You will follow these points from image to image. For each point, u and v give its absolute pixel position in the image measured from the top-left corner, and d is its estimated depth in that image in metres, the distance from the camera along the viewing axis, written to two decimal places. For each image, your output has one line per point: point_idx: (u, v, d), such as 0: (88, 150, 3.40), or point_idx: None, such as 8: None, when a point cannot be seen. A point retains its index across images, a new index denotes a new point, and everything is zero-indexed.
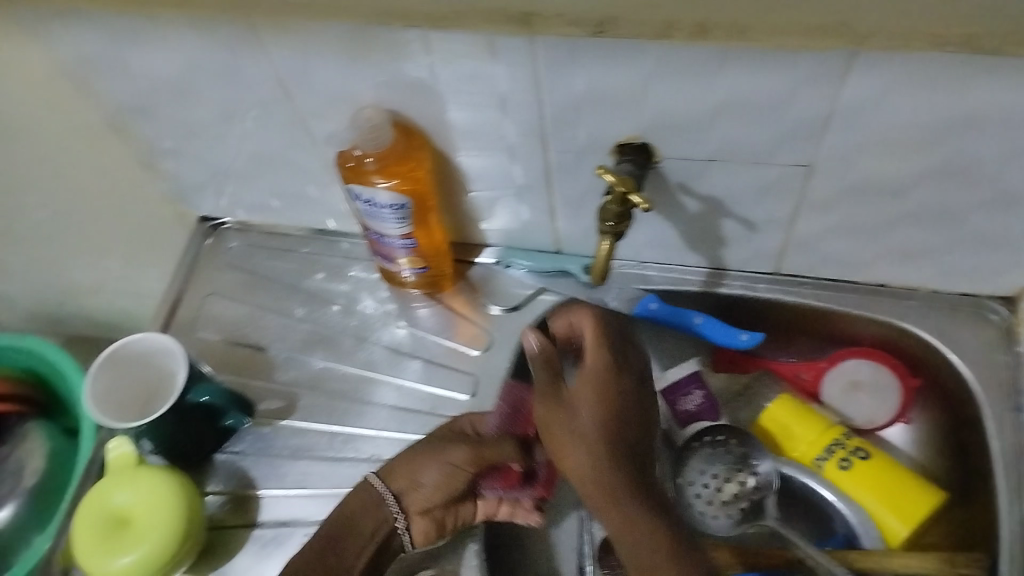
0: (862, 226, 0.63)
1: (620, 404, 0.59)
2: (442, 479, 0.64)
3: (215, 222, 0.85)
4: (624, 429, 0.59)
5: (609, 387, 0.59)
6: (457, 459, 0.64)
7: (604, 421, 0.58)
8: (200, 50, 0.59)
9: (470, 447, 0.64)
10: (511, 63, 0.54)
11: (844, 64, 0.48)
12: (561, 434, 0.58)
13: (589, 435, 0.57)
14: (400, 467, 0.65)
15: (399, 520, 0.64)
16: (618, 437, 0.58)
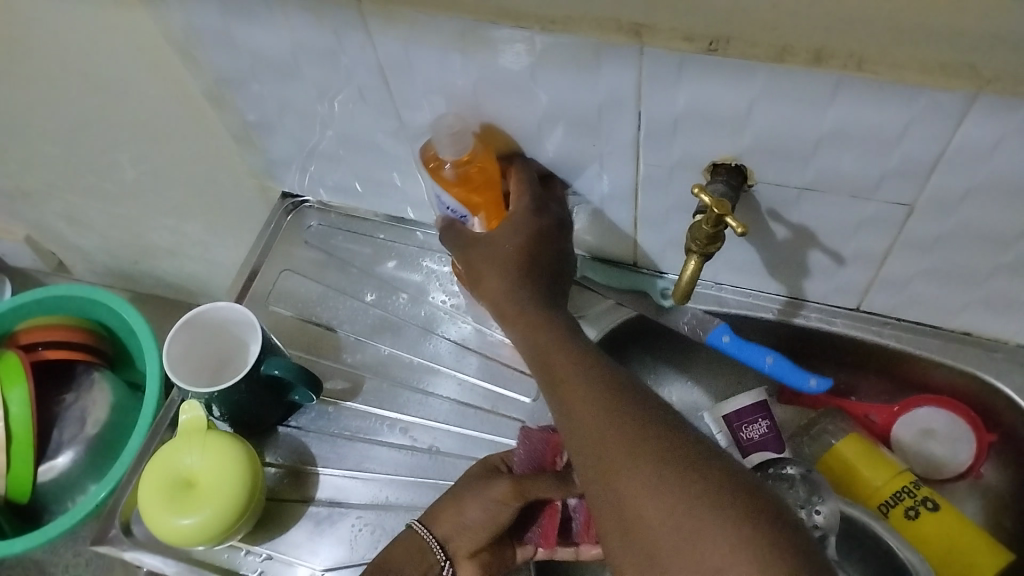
0: (957, 272, 0.60)
1: (533, 240, 0.62)
2: (488, 517, 0.62)
3: (297, 199, 0.86)
4: (537, 261, 0.62)
5: (527, 222, 0.62)
6: (499, 495, 0.62)
7: (510, 255, 0.61)
8: (307, 31, 0.60)
9: (512, 482, 0.63)
10: (614, 72, 0.53)
11: (965, 105, 0.46)
12: (482, 268, 0.62)
13: (498, 259, 0.61)
14: (444, 512, 0.63)
15: (447, 566, 0.62)
16: (528, 261, 0.61)
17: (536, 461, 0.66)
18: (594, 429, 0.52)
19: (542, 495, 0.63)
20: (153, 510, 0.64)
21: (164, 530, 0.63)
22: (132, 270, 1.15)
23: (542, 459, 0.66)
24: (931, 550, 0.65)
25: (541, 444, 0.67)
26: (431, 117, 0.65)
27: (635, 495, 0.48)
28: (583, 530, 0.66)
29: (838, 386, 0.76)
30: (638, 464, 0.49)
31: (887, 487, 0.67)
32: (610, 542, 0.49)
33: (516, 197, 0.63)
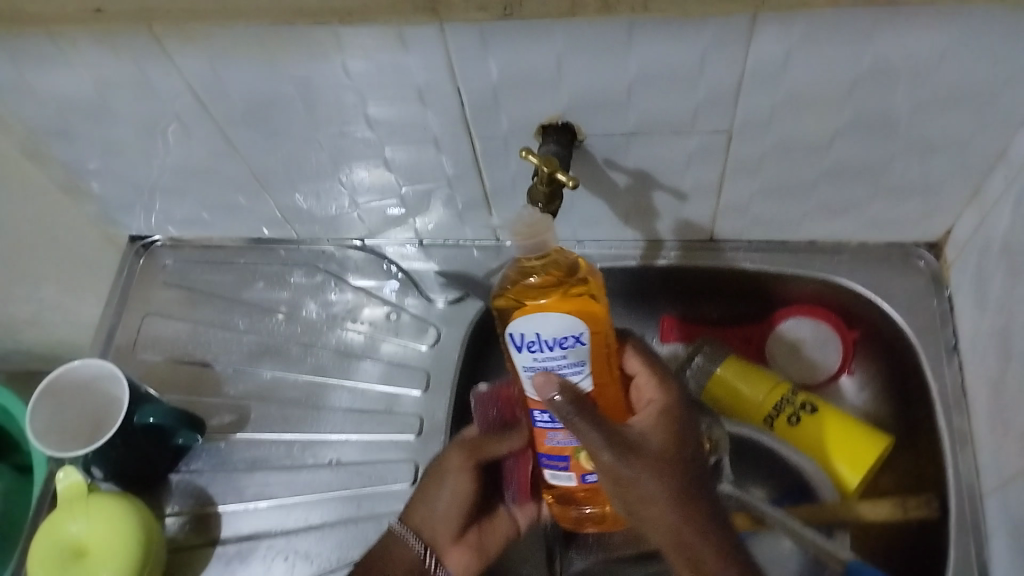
0: (787, 186, 0.64)
1: (689, 448, 0.54)
2: (454, 492, 0.62)
3: (147, 240, 0.83)
4: (694, 471, 0.53)
5: (678, 414, 0.55)
6: (455, 464, 0.62)
7: (669, 467, 0.52)
8: (109, 67, 0.58)
9: (461, 447, 0.62)
10: (422, 52, 0.53)
11: (748, 26, 0.49)
12: (640, 473, 0.51)
13: (655, 468, 0.52)
14: (413, 506, 0.63)
15: (431, 557, 0.61)
16: (685, 457, 0.53)
17: (497, 421, 0.63)
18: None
19: (497, 450, 0.62)
20: (41, 538, 0.63)
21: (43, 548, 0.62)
22: None
23: (505, 417, 0.63)
24: (818, 451, 0.68)
25: (494, 408, 0.64)
26: (259, 130, 0.64)
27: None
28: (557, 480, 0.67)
29: (713, 316, 0.79)
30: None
31: (768, 399, 0.70)
32: None
33: (657, 389, 0.57)
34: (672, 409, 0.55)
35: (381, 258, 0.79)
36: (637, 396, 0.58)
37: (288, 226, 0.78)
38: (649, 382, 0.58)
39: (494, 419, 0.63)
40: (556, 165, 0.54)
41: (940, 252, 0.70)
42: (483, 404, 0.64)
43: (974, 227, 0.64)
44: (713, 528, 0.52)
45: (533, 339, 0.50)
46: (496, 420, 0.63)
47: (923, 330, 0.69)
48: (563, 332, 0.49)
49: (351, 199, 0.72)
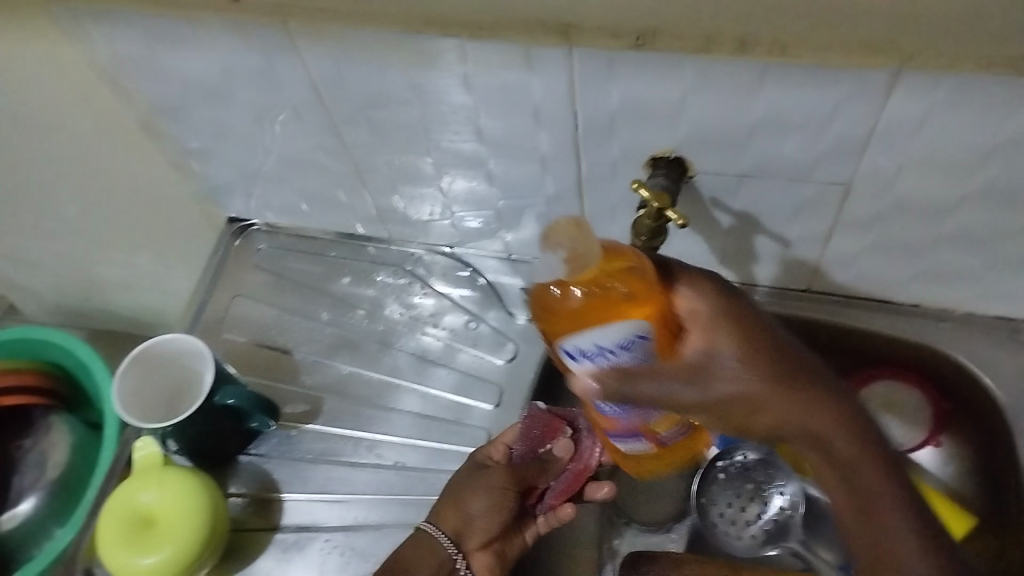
0: (899, 246, 0.61)
1: (768, 342, 0.49)
2: (487, 504, 0.62)
3: (244, 223, 0.84)
4: (807, 368, 0.49)
5: (741, 322, 0.49)
6: (491, 478, 0.63)
7: (767, 381, 0.48)
8: (236, 54, 0.59)
9: (499, 466, 0.64)
10: (545, 74, 0.53)
11: (888, 83, 0.47)
12: (741, 390, 0.48)
13: (748, 386, 0.48)
14: (446, 508, 0.63)
15: (460, 559, 0.61)
16: (774, 369, 0.48)
17: (537, 442, 0.65)
18: (899, 559, 0.49)
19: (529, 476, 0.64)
20: (115, 501, 0.65)
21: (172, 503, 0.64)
22: (81, 308, 1.10)
23: (545, 439, 0.66)
24: None
25: (543, 426, 0.66)
26: (369, 130, 0.64)
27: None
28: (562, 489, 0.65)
29: None
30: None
31: None
32: None
33: (692, 296, 0.50)
34: (732, 307, 0.49)
35: (469, 267, 0.78)
36: (684, 298, 0.50)
37: (380, 224, 0.78)
38: (687, 293, 0.50)
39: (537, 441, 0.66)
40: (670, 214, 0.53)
41: None
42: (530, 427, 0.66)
43: None
44: (840, 402, 0.49)
45: (579, 350, 0.48)
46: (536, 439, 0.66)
47: None
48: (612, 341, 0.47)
49: (447, 206, 0.72)
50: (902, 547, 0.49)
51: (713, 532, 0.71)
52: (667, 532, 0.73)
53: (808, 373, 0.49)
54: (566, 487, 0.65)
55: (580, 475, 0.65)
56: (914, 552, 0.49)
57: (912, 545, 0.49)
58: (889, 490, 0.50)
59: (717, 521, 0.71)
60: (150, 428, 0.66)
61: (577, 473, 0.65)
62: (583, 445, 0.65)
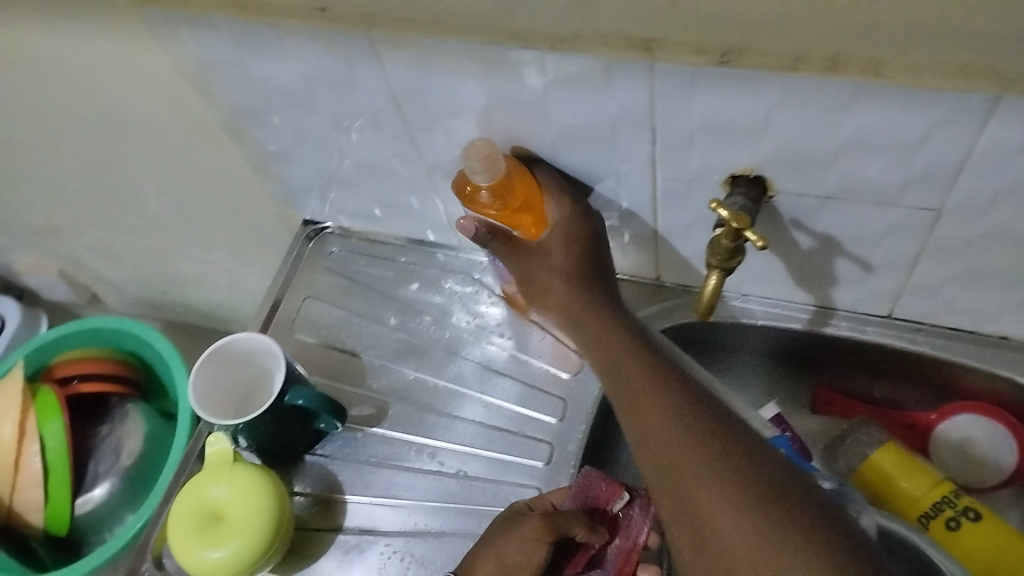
0: (992, 276, 0.59)
1: (587, 247, 0.62)
2: (524, 559, 0.59)
3: (319, 225, 0.86)
4: (588, 273, 0.62)
5: (580, 239, 0.62)
6: (533, 532, 0.59)
7: (575, 287, 0.62)
8: (318, 62, 0.60)
9: (543, 518, 0.60)
10: (625, 89, 0.52)
11: (988, 109, 0.45)
12: (545, 287, 0.63)
13: (560, 271, 0.62)
14: (480, 557, 0.60)
15: None
16: (586, 266, 0.62)
17: (588, 504, 0.64)
18: (680, 464, 0.49)
19: (572, 530, 0.61)
20: (186, 495, 0.66)
21: (240, 499, 0.65)
22: (160, 302, 1.14)
23: (597, 504, 0.64)
24: (975, 563, 0.63)
25: (598, 489, 0.64)
26: (444, 139, 0.64)
27: (746, 548, 0.44)
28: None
29: (873, 394, 0.74)
30: (743, 509, 0.45)
31: (927, 497, 0.65)
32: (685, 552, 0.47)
33: (554, 206, 0.62)
34: (583, 241, 0.62)
35: None
36: (553, 206, 0.62)
37: (451, 232, 0.79)
38: (552, 206, 0.62)
39: (588, 502, 0.64)
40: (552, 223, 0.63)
41: None
42: (581, 488, 0.64)
43: None
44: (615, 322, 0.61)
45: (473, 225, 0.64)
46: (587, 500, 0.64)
47: None
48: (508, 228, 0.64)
49: None
50: (676, 453, 0.50)
51: None
52: None
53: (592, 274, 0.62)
54: (616, 567, 0.62)
55: (631, 556, 0.63)
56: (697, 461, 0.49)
57: (691, 451, 0.49)
58: (676, 426, 0.51)
59: None
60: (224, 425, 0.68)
61: (626, 549, 0.63)
62: (633, 516, 0.64)
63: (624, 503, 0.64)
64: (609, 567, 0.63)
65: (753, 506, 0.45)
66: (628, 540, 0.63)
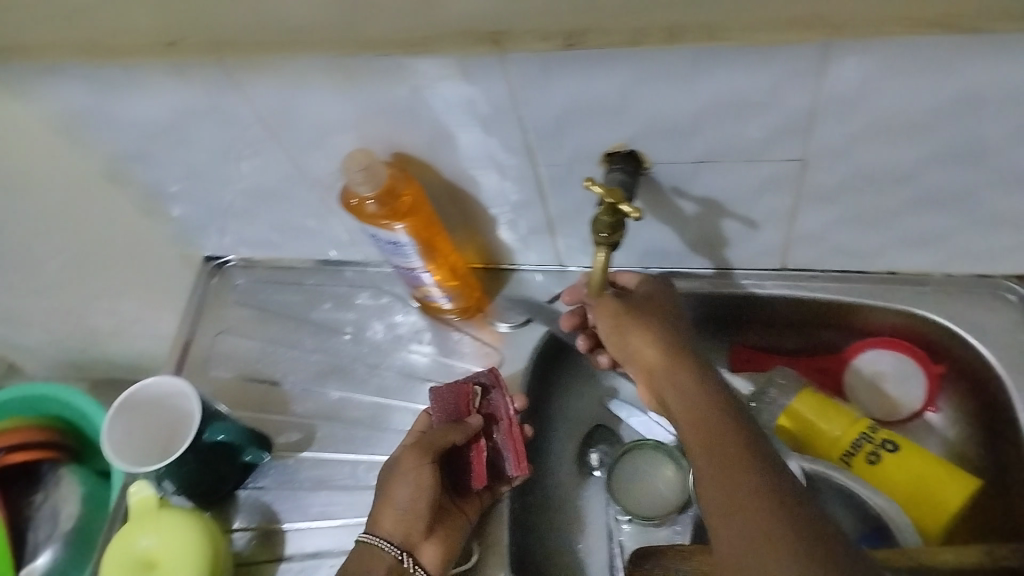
0: (867, 215, 0.61)
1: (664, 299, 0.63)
2: (418, 490, 0.60)
3: (220, 260, 0.85)
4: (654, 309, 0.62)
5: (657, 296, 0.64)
6: (412, 461, 0.60)
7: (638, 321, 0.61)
8: (183, 96, 0.59)
9: (413, 446, 0.62)
10: (485, 83, 0.53)
11: (821, 56, 0.47)
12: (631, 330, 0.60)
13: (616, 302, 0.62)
14: (378, 513, 0.60)
15: (408, 557, 0.59)
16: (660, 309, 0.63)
17: (452, 413, 0.66)
18: (750, 516, 0.44)
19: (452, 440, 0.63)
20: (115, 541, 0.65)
21: (172, 552, 0.64)
22: (79, 362, 1.11)
23: (459, 409, 0.66)
24: (899, 491, 0.65)
25: (453, 398, 0.66)
26: (326, 157, 0.64)
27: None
28: (514, 461, 0.65)
29: (787, 347, 0.77)
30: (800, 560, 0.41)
31: (846, 435, 0.67)
32: None
33: (633, 280, 0.68)
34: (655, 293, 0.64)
35: None
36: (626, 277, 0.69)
37: (355, 248, 0.79)
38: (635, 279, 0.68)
39: (450, 411, 0.66)
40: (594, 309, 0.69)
41: None
42: (438, 403, 0.66)
43: None
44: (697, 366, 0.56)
45: (374, 234, 0.64)
46: (450, 412, 0.66)
47: (1013, 367, 0.65)
48: (417, 249, 0.65)
49: None
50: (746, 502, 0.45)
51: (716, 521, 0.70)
52: (671, 525, 0.71)
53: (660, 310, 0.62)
54: (511, 450, 0.65)
55: (515, 434, 0.66)
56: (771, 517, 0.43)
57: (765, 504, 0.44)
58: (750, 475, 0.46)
59: None
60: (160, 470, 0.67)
61: (506, 430, 0.66)
62: (493, 401, 0.67)
63: (480, 396, 0.67)
64: (504, 454, 0.66)
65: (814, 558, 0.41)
66: (503, 422, 0.66)
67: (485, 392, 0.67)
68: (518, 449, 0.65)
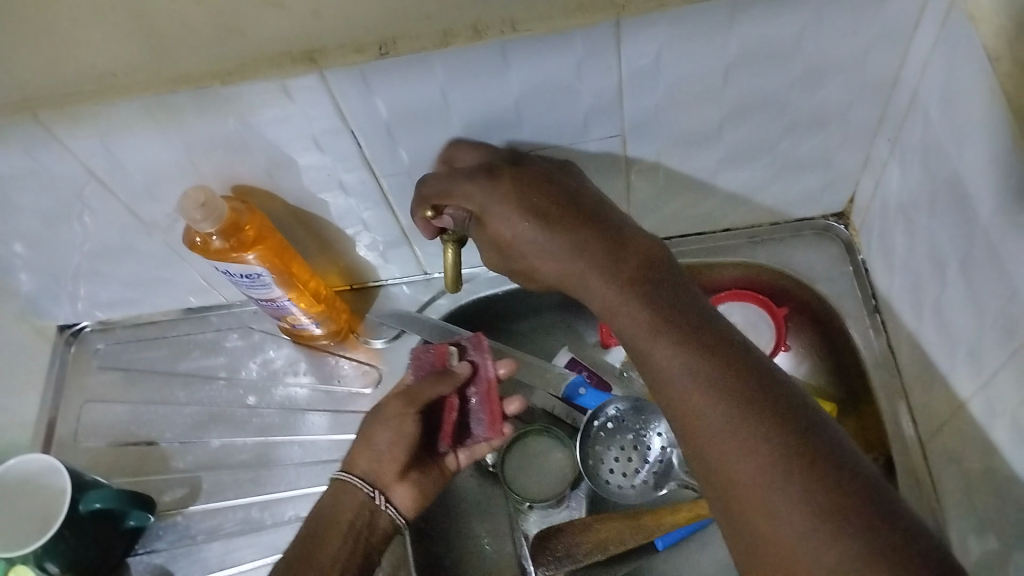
0: (691, 177, 0.66)
1: (529, 193, 0.54)
2: (395, 435, 0.61)
3: (75, 327, 0.82)
4: (530, 210, 0.54)
5: (522, 194, 0.54)
6: (395, 408, 0.61)
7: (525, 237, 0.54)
8: (0, 161, 0.58)
9: (399, 395, 0.62)
10: (311, 103, 0.54)
11: (615, 34, 0.51)
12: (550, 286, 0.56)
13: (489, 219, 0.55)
14: (357, 450, 0.62)
15: (380, 496, 0.61)
16: (541, 211, 0.54)
17: (430, 372, 0.65)
18: (717, 448, 0.43)
19: (433, 393, 0.62)
20: None
21: None
22: None
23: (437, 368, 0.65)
24: None
25: (429, 358, 0.66)
26: (167, 201, 0.64)
27: (790, 540, 0.40)
28: (490, 427, 0.65)
29: None
30: (794, 485, 0.40)
31: None
32: (738, 544, 0.43)
33: (472, 188, 0.54)
34: (509, 191, 0.54)
35: None
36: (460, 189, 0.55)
37: (214, 291, 0.78)
38: (462, 188, 0.55)
39: (428, 371, 0.65)
40: (456, 234, 0.60)
41: (848, 219, 0.73)
42: (417, 359, 0.66)
43: (872, 191, 0.67)
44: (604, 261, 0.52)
45: (225, 269, 0.64)
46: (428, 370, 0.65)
47: (843, 296, 0.71)
48: (274, 278, 0.65)
49: None
50: (707, 428, 0.44)
51: (605, 488, 0.72)
52: (567, 504, 0.74)
53: (536, 209, 0.54)
54: (486, 413, 0.65)
55: (494, 398, 0.65)
56: (732, 447, 0.43)
57: (723, 430, 0.44)
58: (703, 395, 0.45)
59: (607, 476, 0.72)
60: (32, 548, 0.63)
61: (484, 392, 0.65)
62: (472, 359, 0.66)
63: (458, 356, 0.66)
64: (479, 417, 0.65)
65: (807, 478, 0.40)
66: (484, 382, 0.65)
67: (462, 352, 0.67)
68: (493, 411, 0.65)
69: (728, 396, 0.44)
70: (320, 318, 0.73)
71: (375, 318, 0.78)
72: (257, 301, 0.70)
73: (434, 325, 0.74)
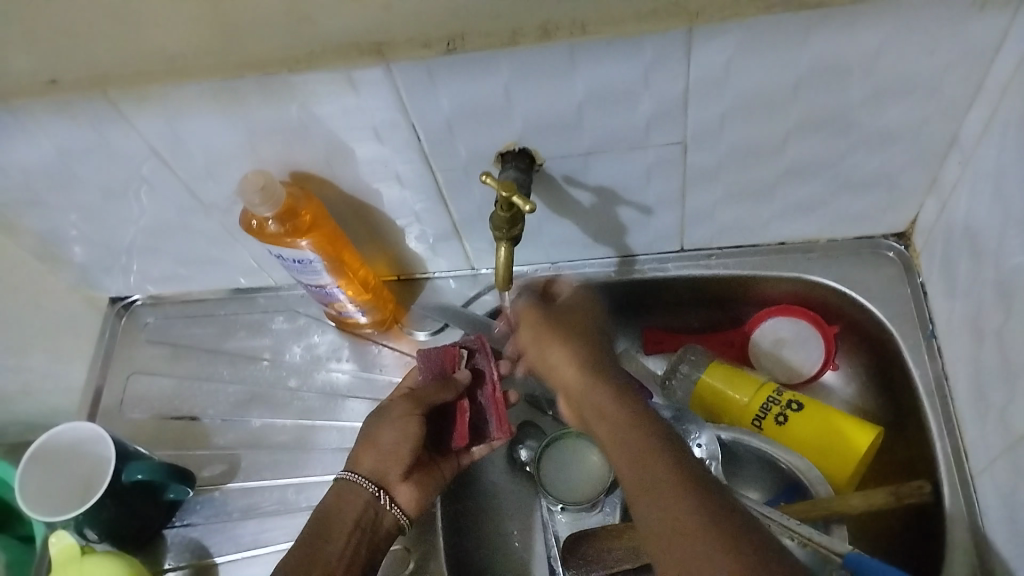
0: (750, 188, 0.65)
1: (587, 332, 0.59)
2: (401, 437, 0.62)
3: (126, 300, 0.83)
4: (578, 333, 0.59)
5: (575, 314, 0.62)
6: (400, 410, 0.63)
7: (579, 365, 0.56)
8: (68, 135, 0.59)
9: (404, 398, 0.63)
10: (374, 94, 0.54)
11: (686, 41, 0.50)
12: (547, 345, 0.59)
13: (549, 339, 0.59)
14: (361, 450, 0.63)
15: (384, 495, 0.62)
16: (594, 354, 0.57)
17: (438, 374, 0.66)
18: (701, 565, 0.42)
19: (438, 397, 0.63)
20: None
21: None
22: None
23: (445, 369, 0.66)
24: (807, 448, 0.69)
25: (438, 358, 0.67)
26: (225, 182, 0.64)
27: None
28: (496, 426, 0.65)
29: (693, 325, 0.80)
30: None
31: (754, 401, 0.71)
32: None
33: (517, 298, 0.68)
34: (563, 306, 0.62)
35: None
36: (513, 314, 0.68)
37: (264, 273, 0.78)
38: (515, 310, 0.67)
39: (436, 374, 0.66)
40: (507, 236, 0.59)
41: (908, 240, 0.72)
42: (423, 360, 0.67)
43: (936, 213, 0.65)
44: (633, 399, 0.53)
45: (278, 253, 0.64)
46: (437, 372, 0.66)
47: (898, 318, 0.69)
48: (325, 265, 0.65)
49: None
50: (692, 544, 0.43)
51: None
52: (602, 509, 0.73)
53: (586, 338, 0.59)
54: (494, 415, 0.65)
55: (500, 400, 0.66)
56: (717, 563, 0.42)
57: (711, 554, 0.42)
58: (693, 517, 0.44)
59: None
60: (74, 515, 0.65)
61: (492, 395, 0.66)
62: (478, 362, 0.67)
63: (466, 357, 0.67)
64: (487, 417, 0.66)
65: None
66: (490, 386, 0.66)
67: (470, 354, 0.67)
68: (501, 413, 0.65)
69: (720, 528, 0.43)
70: (366, 307, 0.74)
71: (421, 309, 0.78)
72: (306, 286, 0.71)
73: (475, 317, 0.74)
